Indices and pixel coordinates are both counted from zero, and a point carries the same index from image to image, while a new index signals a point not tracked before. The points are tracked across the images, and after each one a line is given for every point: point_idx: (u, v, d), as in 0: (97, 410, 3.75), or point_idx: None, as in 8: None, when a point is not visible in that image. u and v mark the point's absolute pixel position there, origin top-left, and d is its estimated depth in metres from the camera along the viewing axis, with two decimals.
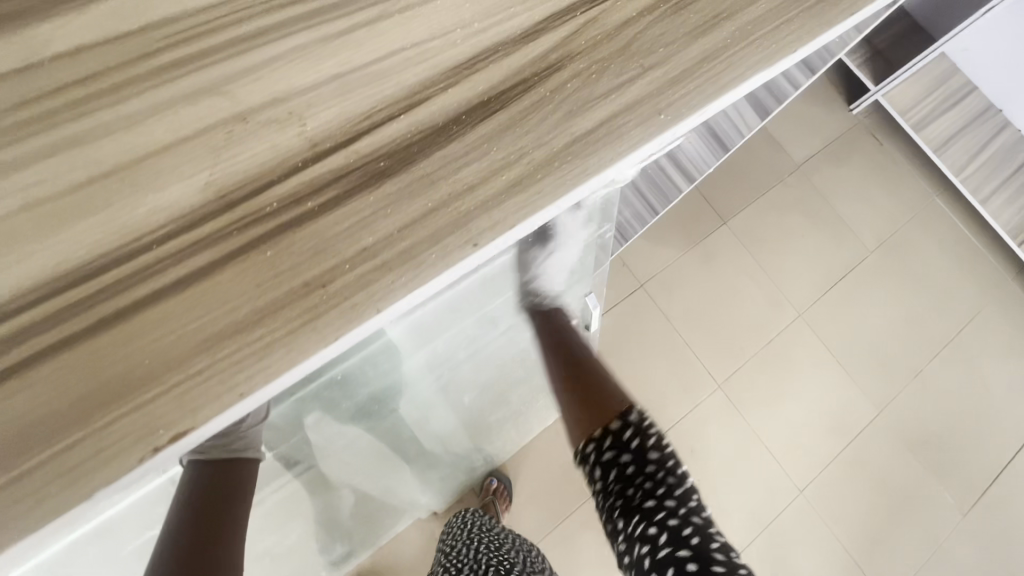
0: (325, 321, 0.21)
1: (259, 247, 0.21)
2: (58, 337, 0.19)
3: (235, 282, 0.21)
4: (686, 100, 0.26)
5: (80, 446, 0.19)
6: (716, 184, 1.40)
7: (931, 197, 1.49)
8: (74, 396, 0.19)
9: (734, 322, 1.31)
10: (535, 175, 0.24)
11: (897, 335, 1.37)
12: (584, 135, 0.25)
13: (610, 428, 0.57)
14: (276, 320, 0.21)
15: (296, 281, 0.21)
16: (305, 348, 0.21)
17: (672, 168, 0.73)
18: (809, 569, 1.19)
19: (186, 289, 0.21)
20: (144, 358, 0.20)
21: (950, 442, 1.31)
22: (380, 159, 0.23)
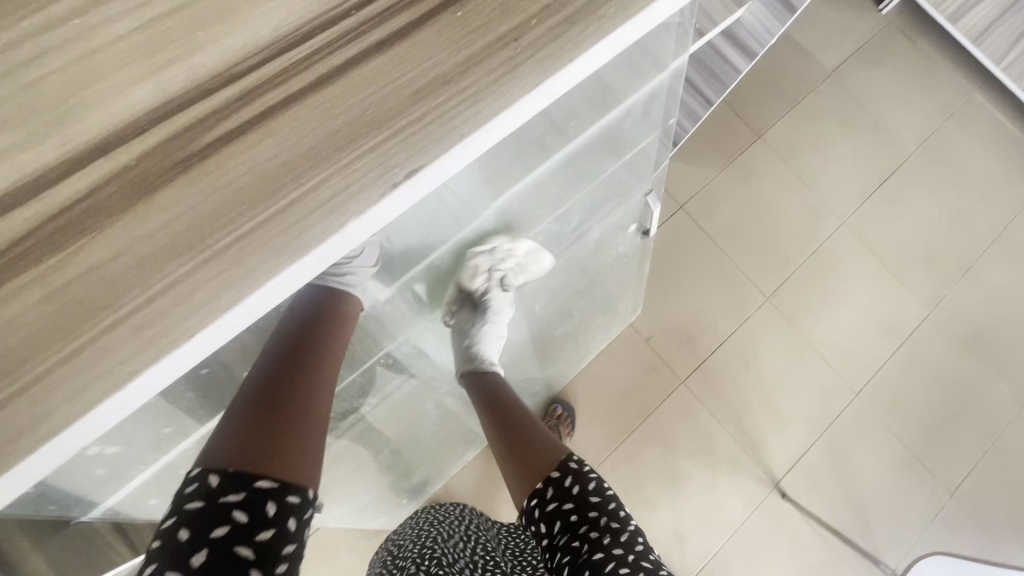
0: (524, 70, 0.22)
1: (450, 7, 0.22)
2: (284, 94, 0.21)
3: (434, 40, 0.22)
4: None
5: (327, 184, 0.20)
6: (747, 98, 1.37)
7: (969, 93, 1.45)
8: (309, 143, 0.20)
9: (777, 235, 1.31)
10: None
11: (942, 235, 1.36)
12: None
13: (552, 478, 0.60)
14: (477, 72, 0.22)
15: (490, 36, 0.22)
16: (508, 94, 0.22)
17: (728, 47, 0.72)
18: (871, 466, 1.21)
19: (390, 49, 0.21)
20: (365, 109, 0.21)
21: (1002, 335, 1.31)
22: None
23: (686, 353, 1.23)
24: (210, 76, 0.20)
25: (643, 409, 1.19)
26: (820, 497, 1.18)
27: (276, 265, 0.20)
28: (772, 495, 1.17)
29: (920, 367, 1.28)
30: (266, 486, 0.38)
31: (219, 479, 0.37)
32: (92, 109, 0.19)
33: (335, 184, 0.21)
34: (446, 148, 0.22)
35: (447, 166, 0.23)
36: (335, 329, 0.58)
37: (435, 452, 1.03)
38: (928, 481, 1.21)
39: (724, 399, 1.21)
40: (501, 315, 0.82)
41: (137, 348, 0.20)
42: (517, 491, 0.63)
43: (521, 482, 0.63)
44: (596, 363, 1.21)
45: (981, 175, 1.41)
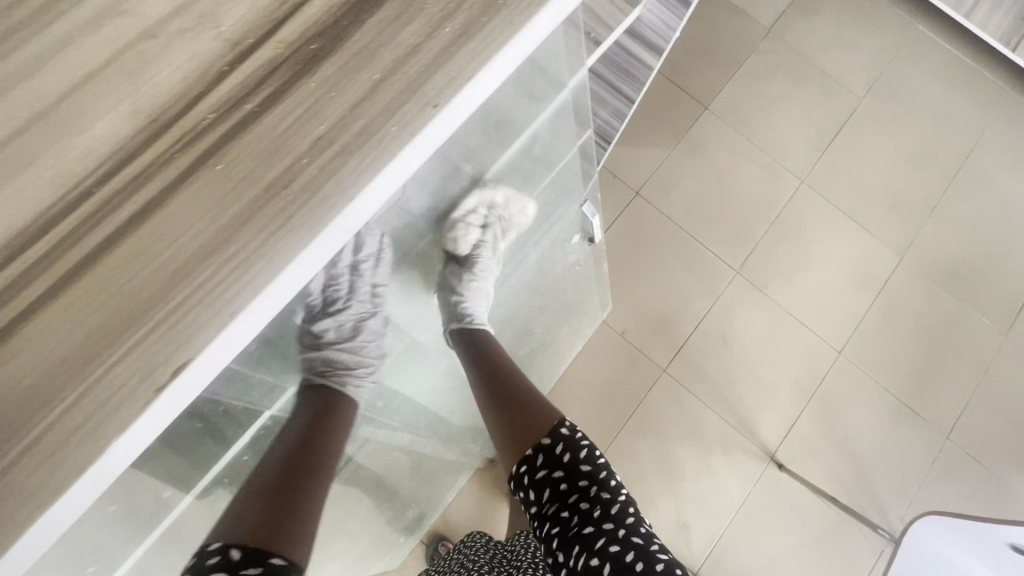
0: (313, 203, 0.24)
1: (218, 152, 0.22)
2: (50, 293, 0.21)
3: (208, 189, 0.22)
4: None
5: (130, 355, 0.22)
6: (686, 68, 1.34)
7: (913, 25, 1.42)
8: (84, 337, 0.21)
9: (737, 206, 1.29)
10: (470, 27, 0.25)
11: (903, 175, 1.34)
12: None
13: (543, 446, 0.64)
14: (263, 216, 0.23)
15: (267, 174, 0.23)
16: (300, 232, 0.24)
17: (636, 46, 0.70)
18: (863, 422, 1.20)
19: (163, 205, 0.22)
20: (149, 273, 0.22)
21: (978, 268, 1.30)
22: (310, 43, 0.23)
23: (665, 340, 1.21)
24: None
25: (629, 405, 1.18)
26: (816, 462, 1.18)
27: (74, 464, 0.22)
28: (770, 468, 1.17)
29: (899, 315, 1.27)
30: (237, 554, 0.45)
31: (215, 544, 0.46)
32: None
33: (116, 373, 0.22)
34: (243, 298, 0.23)
35: (243, 326, 0.24)
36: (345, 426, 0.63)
37: (421, 486, 1.04)
38: (921, 426, 1.21)
39: (708, 379, 1.20)
40: (489, 273, 0.75)
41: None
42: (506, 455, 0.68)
43: (513, 448, 0.66)
44: (575, 364, 1.19)
45: (937, 109, 1.38)
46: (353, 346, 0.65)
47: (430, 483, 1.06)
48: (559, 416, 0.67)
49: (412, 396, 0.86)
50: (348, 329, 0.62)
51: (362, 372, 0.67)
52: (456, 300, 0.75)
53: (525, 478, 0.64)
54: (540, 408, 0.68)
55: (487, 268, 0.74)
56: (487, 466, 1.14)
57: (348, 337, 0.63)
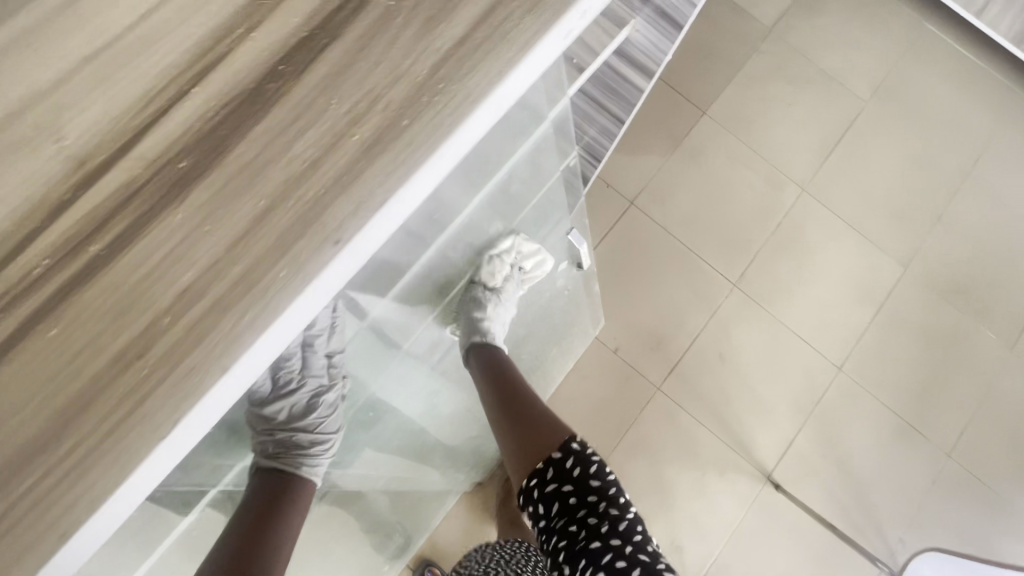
0: (211, 327, 0.25)
1: (86, 277, 0.23)
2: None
3: (81, 314, 0.24)
4: (486, 53, 0.27)
5: (25, 480, 0.23)
6: (683, 72, 1.28)
7: (921, 25, 1.36)
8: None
9: (736, 216, 1.24)
10: (367, 150, 0.26)
11: (909, 183, 1.29)
12: (401, 122, 0.27)
13: (554, 460, 0.59)
14: (154, 347, 0.24)
15: (152, 299, 0.24)
16: (198, 354, 0.25)
17: (626, 67, 0.65)
18: (863, 442, 1.17)
19: (33, 330, 0.23)
20: (28, 397, 0.23)
21: (983, 279, 1.26)
22: (181, 164, 0.24)
23: (658, 358, 1.17)
24: None
25: (620, 425, 1.14)
26: (813, 483, 1.14)
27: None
28: (765, 489, 1.13)
29: (901, 328, 1.23)
30: None
31: None
32: None
33: (30, 504, 0.23)
34: (143, 425, 0.25)
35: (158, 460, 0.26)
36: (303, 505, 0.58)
37: (405, 514, 1.00)
38: (922, 445, 1.18)
39: (703, 397, 1.17)
40: (507, 303, 0.74)
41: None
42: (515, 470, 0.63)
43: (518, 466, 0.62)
44: (566, 383, 1.16)
45: (945, 114, 1.32)
46: (306, 425, 0.61)
47: (414, 512, 1.02)
48: (570, 427, 0.62)
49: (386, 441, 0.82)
50: (300, 409, 0.61)
51: (320, 452, 0.63)
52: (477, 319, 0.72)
53: (533, 491, 0.59)
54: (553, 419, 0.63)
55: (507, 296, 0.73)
56: (476, 489, 1.11)
57: (301, 416, 0.61)
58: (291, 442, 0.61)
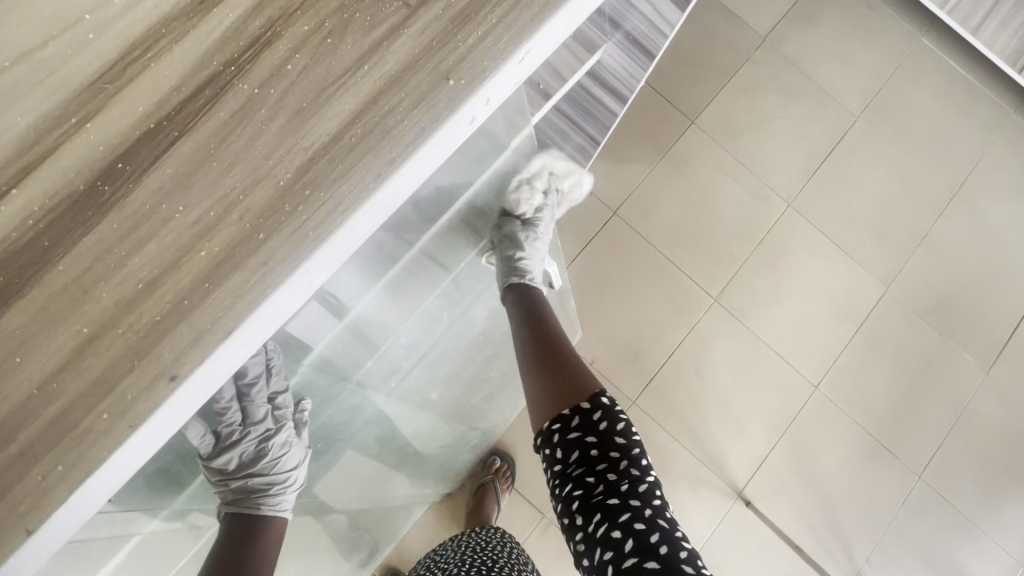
0: (79, 420, 0.28)
1: None
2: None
3: None
4: (362, 150, 0.31)
5: None
6: (674, 79, 1.26)
7: (917, 39, 1.34)
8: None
9: (719, 229, 1.23)
10: (240, 246, 0.29)
11: (894, 202, 1.28)
12: (253, 231, 0.30)
13: (580, 408, 0.54)
14: (22, 433, 0.27)
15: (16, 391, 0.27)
16: (67, 445, 0.28)
17: (598, 90, 0.65)
18: (835, 459, 1.17)
19: None
20: None
21: (963, 300, 1.26)
22: (26, 256, 0.26)
23: (635, 370, 1.16)
24: None
25: None
26: (785, 501, 1.14)
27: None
28: (736, 505, 1.13)
29: (880, 348, 1.22)
30: None
31: None
32: None
33: None
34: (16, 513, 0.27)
35: (79, 503, 0.29)
36: (271, 545, 0.60)
37: (373, 525, 0.98)
38: (893, 465, 1.18)
39: (679, 412, 1.16)
40: (542, 234, 0.73)
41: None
42: (536, 412, 0.58)
43: (547, 402, 0.57)
44: None
45: (933, 133, 1.31)
46: (260, 469, 0.62)
47: (382, 524, 1.00)
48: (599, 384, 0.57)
49: (351, 457, 0.81)
50: (249, 456, 0.61)
51: (285, 490, 0.63)
52: (516, 257, 0.70)
53: (554, 435, 0.55)
54: (579, 369, 0.59)
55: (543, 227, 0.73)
56: (444, 499, 1.10)
57: (253, 463, 0.62)
58: (252, 486, 0.62)
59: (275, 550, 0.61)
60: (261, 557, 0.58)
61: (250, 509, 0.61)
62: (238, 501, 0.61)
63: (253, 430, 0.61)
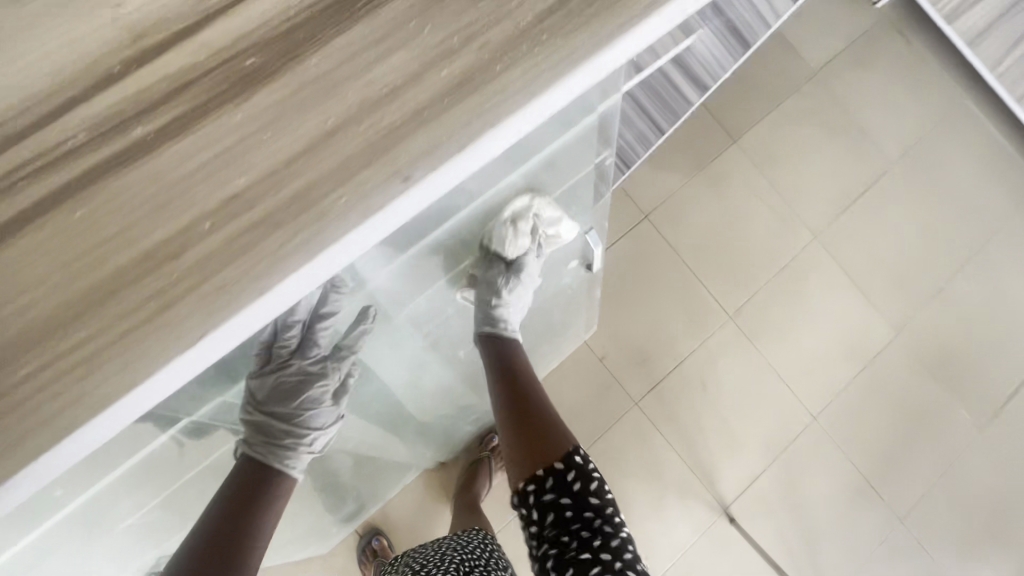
0: (205, 290, 0.25)
1: (69, 188, 0.23)
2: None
3: (47, 240, 0.23)
4: (545, 55, 0.27)
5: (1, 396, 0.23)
6: (725, 97, 1.28)
7: (961, 99, 1.37)
8: (10, 337, 0.23)
9: (745, 250, 1.24)
10: (400, 134, 0.26)
11: (916, 252, 1.30)
12: (428, 102, 0.26)
13: (554, 469, 0.60)
14: (133, 292, 0.24)
15: (139, 250, 0.24)
16: (184, 315, 0.25)
17: (679, 76, 0.66)
18: (823, 492, 1.18)
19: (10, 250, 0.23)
20: (14, 324, 0.23)
21: (969, 358, 1.28)
22: (166, 87, 0.24)
23: (643, 374, 1.18)
24: None
25: (592, 432, 1.15)
26: (768, 523, 1.16)
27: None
28: (720, 521, 1.14)
29: (882, 392, 1.24)
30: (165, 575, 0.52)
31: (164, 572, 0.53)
32: None
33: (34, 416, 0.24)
34: (122, 380, 0.24)
35: (154, 387, 0.25)
36: (277, 494, 0.61)
37: (366, 482, 0.97)
38: (878, 507, 1.20)
39: (677, 421, 1.17)
40: (527, 283, 0.72)
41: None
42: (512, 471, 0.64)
43: (522, 462, 0.63)
44: (546, 382, 1.16)
45: (965, 192, 1.34)
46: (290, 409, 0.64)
47: (375, 482, 0.99)
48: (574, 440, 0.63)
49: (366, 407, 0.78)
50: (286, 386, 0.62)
51: (301, 447, 0.65)
52: (493, 302, 0.71)
53: (529, 497, 0.61)
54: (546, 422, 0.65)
55: (527, 278, 0.71)
56: (438, 468, 1.10)
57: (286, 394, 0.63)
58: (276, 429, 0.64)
59: (286, 496, 0.62)
60: (271, 505, 0.60)
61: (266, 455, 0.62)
62: (257, 444, 0.62)
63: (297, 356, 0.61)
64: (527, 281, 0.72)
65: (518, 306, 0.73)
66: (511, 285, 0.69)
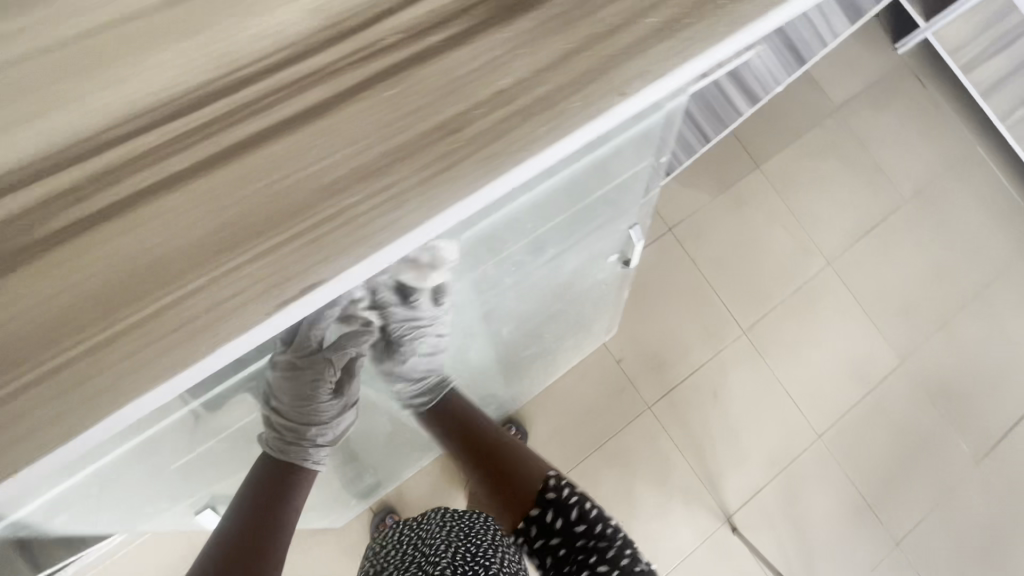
0: (371, 227, 0.24)
1: (256, 114, 0.23)
2: (160, 202, 0.22)
3: (229, 162, 0.22)
4: (718, 26, 0.27)
5: (156, 318, 0.22)
6: (752, 126, 1.35)
7: (972, 145, 1.44)
8: (183, 242, 0.22)
9: (761, 270, 1.30)
10: (576, 88, 0.25)
11: (924, 287, 1.36)
12: (615, 45, 0.26)
13: (534, 517, 0.70)
14: (301, 221, 0.23)
15: (313, 181, 0.23)
16: (347, 250, 0.24)
17: (733, 89, 0.69)
18: (823, 510, 1.22)
19: (191, 169, 0.22)
20: (182, 244, 0.22)
21: (970, 391, 1.33)
22: (362, 25, 0.24)
23: (657, 380, 1.22)
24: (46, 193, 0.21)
25: (605, 432, 1.18)
26: (769, 534, 1.19)
27: (122, 391, 0.22)
28: (723, 528, 1.17)
29: (885, 418, 1.28)
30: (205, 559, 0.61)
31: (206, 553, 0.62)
32: None
33: (184, 342, 0.22)
34: (278, 310, 0.23)
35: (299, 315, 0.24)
36: (299, 484, 0.66)
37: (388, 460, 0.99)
38: (876, 528, 1.23)
39: (687, 428, 1.21)
40: (433, 324, 0.60)
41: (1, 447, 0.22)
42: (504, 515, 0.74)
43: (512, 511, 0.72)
44: (564, 380, 1.20)
45: (972, 234, 1.40)
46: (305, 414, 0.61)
47: (396, 460, 1.01)
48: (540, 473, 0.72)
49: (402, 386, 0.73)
50: (300, 394, 0.57)
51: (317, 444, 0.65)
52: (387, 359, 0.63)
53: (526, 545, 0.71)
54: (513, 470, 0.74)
55: (427, 323, 0.59)
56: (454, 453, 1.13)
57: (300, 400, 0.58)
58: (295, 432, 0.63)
59: (306, 485, 0.68)
60: (292, 499, 0.66)
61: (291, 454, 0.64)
62: (275, 443, 0.62)
63: (313, 366, 0.52)
64: (432, 324, 0.60)
65: (432, 339, 0.63)
66: (407, 349, 0.62)
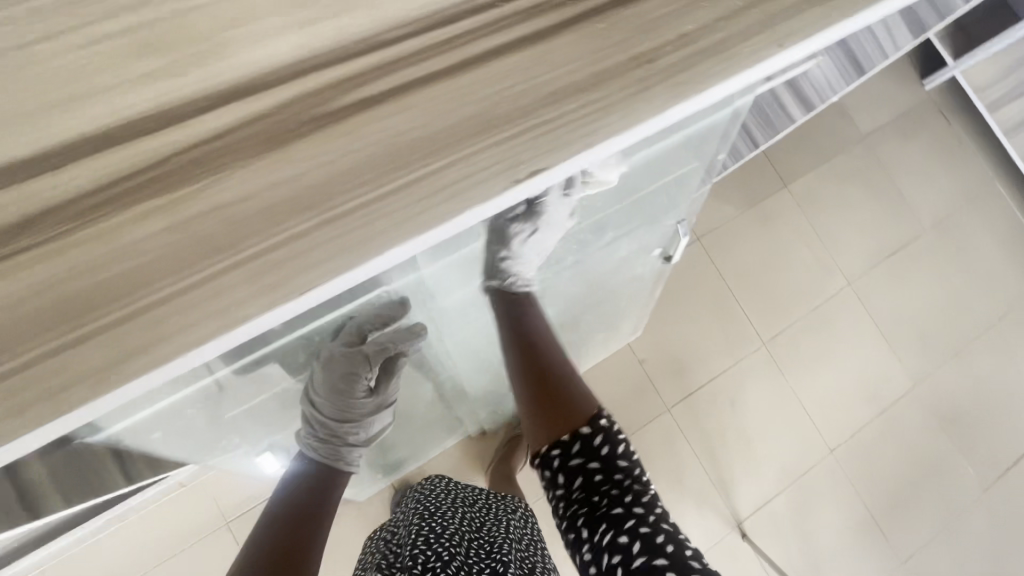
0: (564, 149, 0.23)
1: (469, 29, 0.22)
2: (369, 114, 0.21)
3: (439, 74, 0.22)
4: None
5: (348, 217, 0.21)
6: (783, 146, 1.40)
7: (991, 181, 1.50)
8: (384, 152, 0.21)
9: (784, 285, 1.33)
10: (761, 37, 0.26)
11: (940, 313, 1.40)
12: (796, 3, 0.26)
13: (580, 434, 0.58)
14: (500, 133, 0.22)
15: (517, 100, 0.23)
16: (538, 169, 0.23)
17: (788, 98, 0.72)
18: (832, 524, 1.24)
19: (401, 77, 0.22)
20: (385, 147, 0.21)
21: (980, 419, 1.36)
22: None
23: (677, 382, 1.25)
24: (256, 79, 0.20)
25: (624, 429, 1.21)
26: (778, 542, 1.21)
27: (303, 288, 0.21)
28: (733, 533, 1.19)
29: (897, 438, 1.31)
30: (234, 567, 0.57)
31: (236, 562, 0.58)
32: (162, 112, 0.20)
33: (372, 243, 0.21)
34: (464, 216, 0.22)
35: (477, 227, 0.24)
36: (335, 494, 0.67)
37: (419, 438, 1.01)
38: (883, 545, 1.25)
39: (703, 432, 1.24)
40: (550, 229, 0.48)
41: (157, 341, 0.20)
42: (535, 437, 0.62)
43: (546, 429, 0.60)
44: (588, 376, 1.23)
45: (989, 266, 1.45)
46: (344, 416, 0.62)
47: (425, 439, 1.03)
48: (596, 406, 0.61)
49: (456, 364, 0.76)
50: (341, 393, 0.58)
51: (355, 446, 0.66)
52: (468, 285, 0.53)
53: (555, 462, 0.58)
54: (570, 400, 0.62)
55: (549, 221, 0.46)
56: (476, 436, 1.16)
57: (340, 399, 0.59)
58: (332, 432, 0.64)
59: (339, 494, 0.68)
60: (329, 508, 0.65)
61: (327, 457, 0.65)
62: (316, 444, 0.64)
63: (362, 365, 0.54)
64: (550, 224, 0.48)
65: (532, 251, 0.52)
66: (513, 244, 0.48)
